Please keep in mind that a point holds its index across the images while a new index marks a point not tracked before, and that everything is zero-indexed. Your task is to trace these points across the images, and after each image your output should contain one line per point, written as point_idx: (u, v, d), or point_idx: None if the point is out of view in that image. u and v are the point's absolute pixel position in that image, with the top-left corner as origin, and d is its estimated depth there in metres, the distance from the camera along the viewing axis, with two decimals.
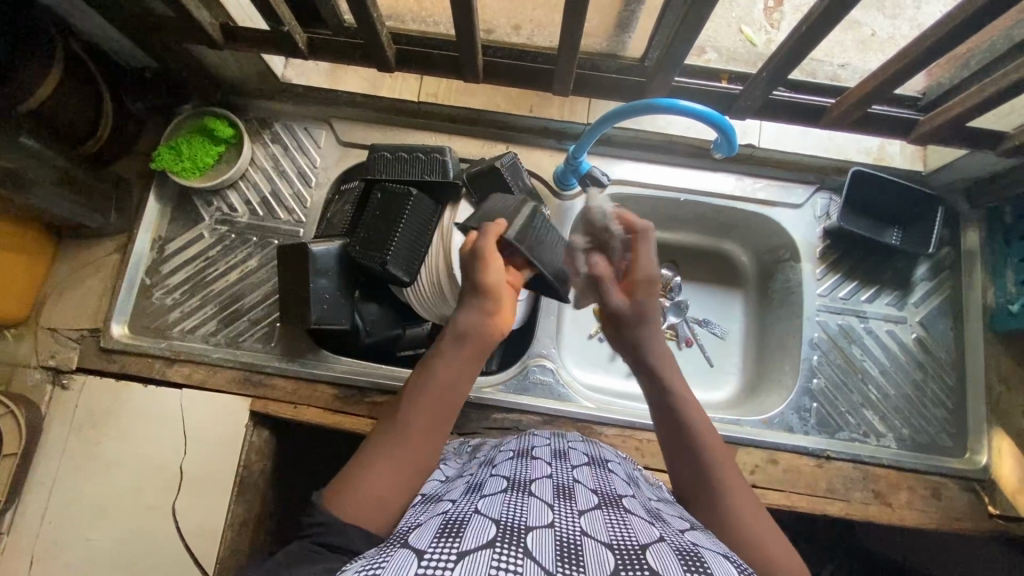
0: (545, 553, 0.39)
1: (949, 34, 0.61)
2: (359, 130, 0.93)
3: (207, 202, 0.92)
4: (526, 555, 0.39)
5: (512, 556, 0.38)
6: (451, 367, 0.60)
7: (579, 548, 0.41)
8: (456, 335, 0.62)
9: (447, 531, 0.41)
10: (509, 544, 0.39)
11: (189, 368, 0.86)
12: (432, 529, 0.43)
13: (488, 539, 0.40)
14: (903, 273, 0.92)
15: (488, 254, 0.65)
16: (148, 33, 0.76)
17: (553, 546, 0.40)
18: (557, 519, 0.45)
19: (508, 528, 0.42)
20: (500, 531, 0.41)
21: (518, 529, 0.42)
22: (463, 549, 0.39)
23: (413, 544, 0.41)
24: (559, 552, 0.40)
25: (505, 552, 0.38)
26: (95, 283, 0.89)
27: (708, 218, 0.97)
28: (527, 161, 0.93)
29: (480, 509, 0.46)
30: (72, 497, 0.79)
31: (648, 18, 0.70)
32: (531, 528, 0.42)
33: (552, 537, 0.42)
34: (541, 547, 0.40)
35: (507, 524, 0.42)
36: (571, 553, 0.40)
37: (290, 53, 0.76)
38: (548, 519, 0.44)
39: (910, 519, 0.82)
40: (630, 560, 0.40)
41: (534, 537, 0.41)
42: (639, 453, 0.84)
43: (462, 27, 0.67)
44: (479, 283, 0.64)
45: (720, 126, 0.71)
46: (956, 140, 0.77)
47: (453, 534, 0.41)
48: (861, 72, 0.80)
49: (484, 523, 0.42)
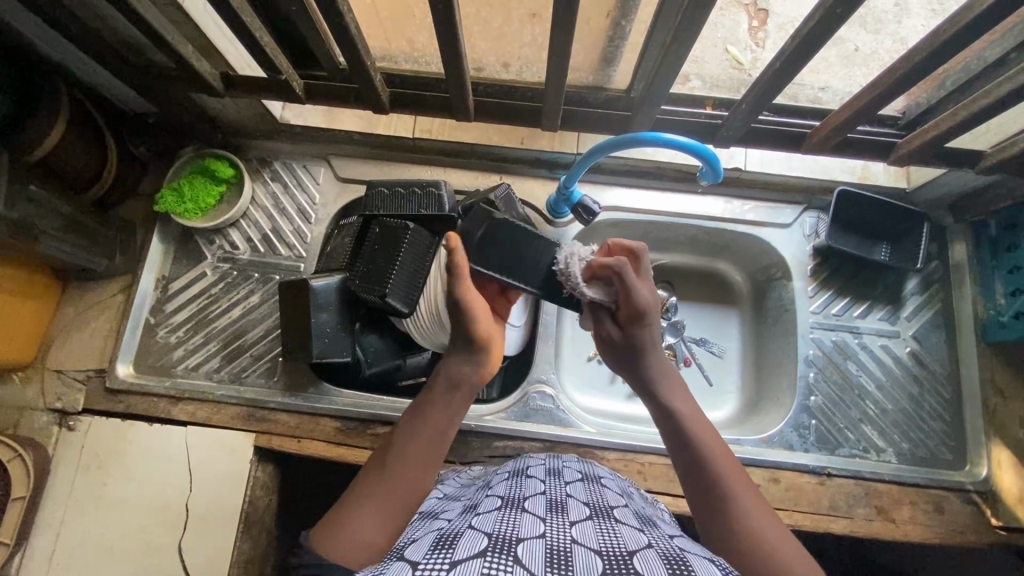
0: (535, 561, 0.40)
1: (919, 64, 0.64)
2: (357, 166, 0.96)
3: (209, 240, 0.94)
4: (516, 561, 0.40)
5: (503, 563, 0.39)
6: (444, 414, 0.64)
7: (568, 554, 0.42)
8: (447, 380, 0.66)
9: (441, 544, 0.43)
10: (500, 552, 0.41)
11: (193, 406, 0.87)
12: (427, 543, 0.44)
13: (480, 549, 0.41)
14: (893, 288, 0.93)
15: (469, 301, 0.68)
16: (155, 85, 0.79)
17: (542, 553, 0.41)
18: (548, 530, 0.45)
19: (500, 539, 0.43)
20: (492, 542, 0.42)
21: (510, 540, 0.43)
22: (456, 559, 0.40)
23: (409, 556, 0.42)
24: (548, 558, 0.41)
25: (496, 561, 0.40)
26: (101, 324, 0.91)
27: (700, 239, 0.99)
28: (521, 190, 0.96)
29: (474, 524, 0.47)
30: (79, 539, 0.80)
31: (632, 53, 0.73)
32: (522, 538, 0.43)
33: (543, 546, 0.42)
34: (531, 555, 0.41)
35: (499, 536, 0.43)
36: (561, 559, 0.41)
37: (287, 98, 0.79)
38: (540, 531, 0.45)
39: (914, 534, 0.82)
40: (617, 564, 0.41)
41: (525, 546, 0.42)
42: (641, 477, 0.85)
43: (452, 70, 0.69)
44: (473, 336, 0.69)
45: (704, 155, 0.73)
46: (936, 159, 0.79)
47: (447, 546, 0.42)
48: (842, 94, 0.83)
49: (477, 536, 0.44)
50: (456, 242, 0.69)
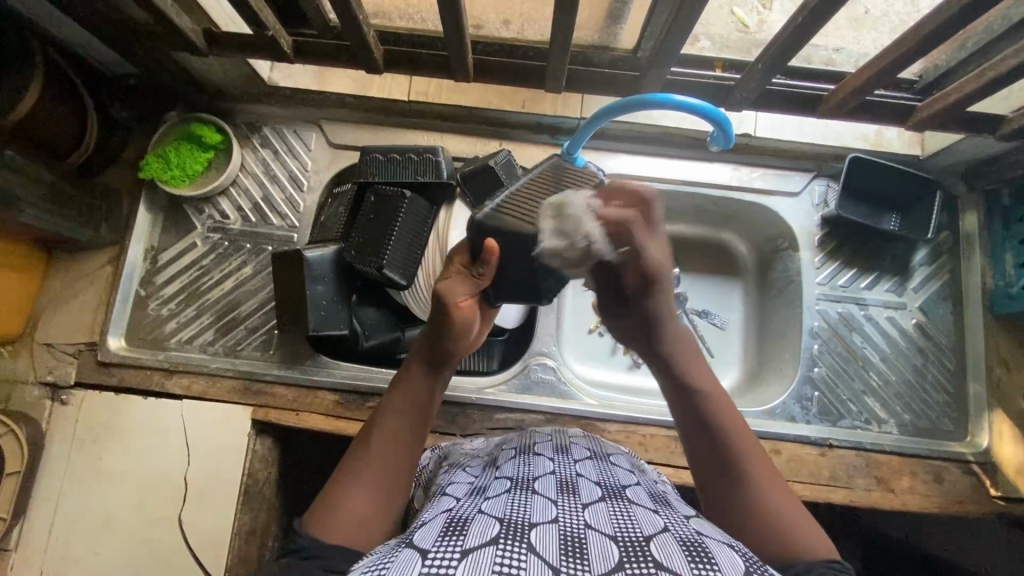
0: (550, 548, 0.39)
1: (945, 22, 0.60)
2: (350, 131, 0.92)
3: (198, 209, 0.91)
4: (530, 550, 0.39)
5: (516, 552, 0.38)
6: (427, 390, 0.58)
7: (583, 540, 0.41)
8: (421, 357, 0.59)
9: (451, 530, 0.41)
10: (513, 540, 0.39)
11: (188, 379, 0.85)
12: (437, 527, 0.43)
13: (492, 536, 0.40)
14: (902, 259, 0.92)
15: (456, 305, 0.57)
16: (134, 42, 0.75)
17: (557, 540, 0.40)
18: (561, 515, 0.44)
19: (512, 525, 0.42)
20: (504, 528, 0.41)
21: (522, 526, 0.42)
22: (467, 547, 0.38)
23: (418, 543, 0.40)
24: (564, 546, 0.40)
25: (509, 549, 0.38)
26: (89, 296, 0.88)
27: (704, 208, 0.96)
28: (521, 157, 0.92)
29: (484, 508, 0.46)
30: (77, 512, 0.80)
31: (639, 9, 0.68)
32: (535, 524, 0.42)
33: (557, 532, 0.41)
34: (545, 542, 0.40)
35: (510, 522, 0.42)
36: (576, 546, 0.40)
37: (274, 57, 0.75)
38: (552, 515, 0.44)
39: (912, 503, 0.83)
40: (634, 552, 0.40)
41: (539, 532, 0.41)
42: (643, 448, 0.85)
43: (449, 25, 0.65)
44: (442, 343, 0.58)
45: (714, 118, 0.71)
46: (952, 124, 0.76)
47: (457, 532, 0.41)
48: (857, 57, 0.79)
49: (489, 520, 0.43)
50: (495, 251, 0.55)
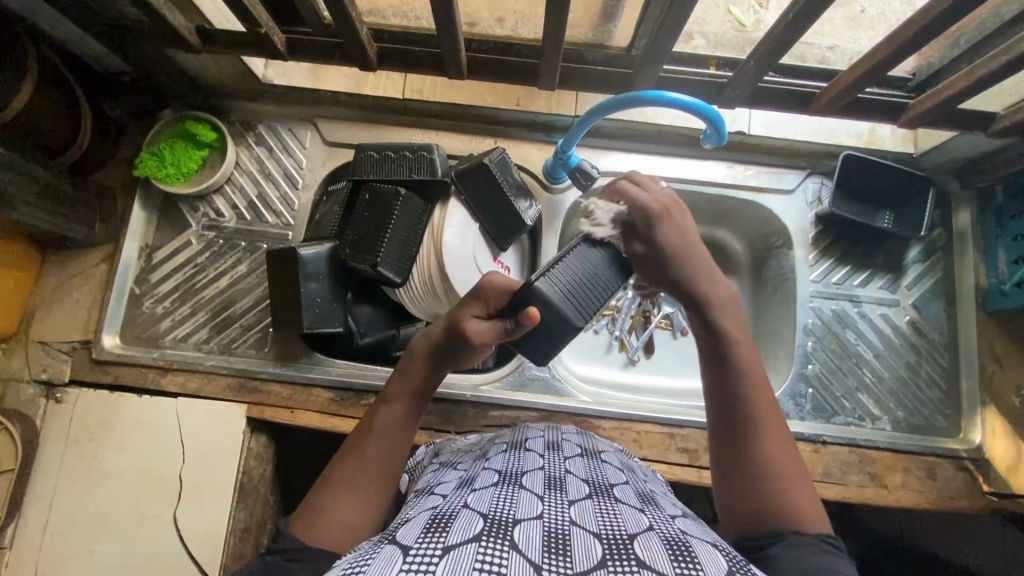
0: (532, 545, 0.39)
1: (935, 19, 0.60)
2: (345, 129, 0.92)
3: (193, 207, 0.91)
4: (512, 547, 0.39)
5: (498, 548, 0.38)
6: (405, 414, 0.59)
7: (566, 537, 0.41)
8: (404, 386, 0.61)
9: (434, 526, 0.41)
10: (496, 537, 0.39)
11: (182, 377, 0.85)
12: (421, 524, 0.43)
13: (475, 532, 0.40)
14: (896, 256, 0.92)
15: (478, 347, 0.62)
16: (127, 39, 0.75)
17: (539, 537, 0.41)
18: (546, 511, 0.45)
19: (495, 522, 0.42)
20: (487, 524, 0.41)
21: (506, 522, 0.42)
22: (449, 544, 0.38)
23: (400, 539, 0.40)
24: (546, 544, 0.40)
25: (491, 545, 0.38)
26: (84, 294, 0.88)
27: (701, 206, 0.96)
28: (516, 154, 0.93)
29: (469, 503, 0.46)
30: (72, 510, 0.80)
31: (632, 6, 0.68)
32: (519, 520, 0.43)
33: (540, 529, 0.42)
34: (528, 539, 0.40)
35: (494, 518, 0.42)
36: (559, 544, 0.40)
37: (268, 54, 0.75)
38: (537, 512, 0.44)
39: (905, 500, 0.83)
40: (618, 550, 0.40)
41: (522, 530, 0.41)
42: (637, 446, 0.85)
43: (442, 22, 0.65)
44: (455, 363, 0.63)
45: (708, 114, 0.72)
46: (944, 122, 0.76)
47: (440, 529, 0.41)
48: (851, 54, 0.79)
49: (472, 517, 0.43)
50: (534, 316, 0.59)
